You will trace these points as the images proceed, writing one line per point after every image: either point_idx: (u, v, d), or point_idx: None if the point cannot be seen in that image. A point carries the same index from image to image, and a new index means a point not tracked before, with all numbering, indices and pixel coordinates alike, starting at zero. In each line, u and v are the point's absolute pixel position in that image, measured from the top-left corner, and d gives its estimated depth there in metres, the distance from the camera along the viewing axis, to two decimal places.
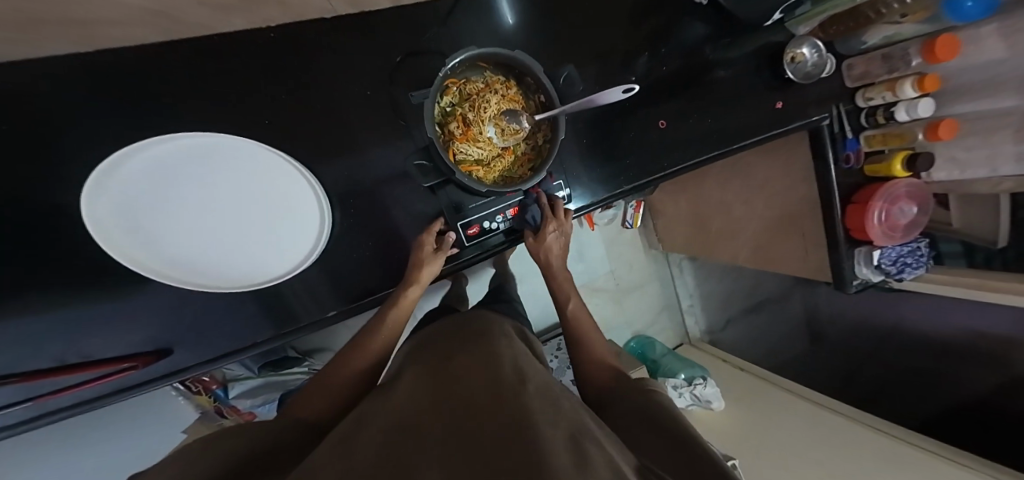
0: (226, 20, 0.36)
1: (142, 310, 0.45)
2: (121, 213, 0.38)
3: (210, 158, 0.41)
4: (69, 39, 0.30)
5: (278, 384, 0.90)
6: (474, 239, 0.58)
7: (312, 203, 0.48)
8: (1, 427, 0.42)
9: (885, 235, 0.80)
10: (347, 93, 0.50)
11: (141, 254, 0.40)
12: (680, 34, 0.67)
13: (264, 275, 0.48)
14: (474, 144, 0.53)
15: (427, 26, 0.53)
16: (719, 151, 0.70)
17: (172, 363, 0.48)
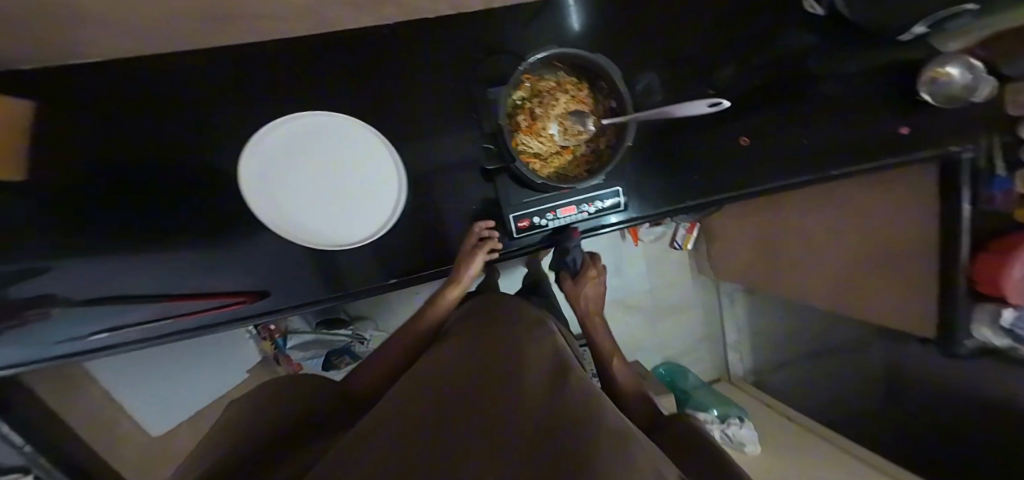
0: (344, 12, 0.41)
1: (250, 255, 0.54)
2: (261, 167, 0.48)
3: (326, 133, 0.50)
4: (228, 22, 0.36)
5: (326, 343, 1.01)
6: (524, 233, 0.59)
7: (393, 178, 0.54)
8: (141, 336, 0.51)
9: None
10: (434, 86, 0.56)
11: (263, 201, 0.49)
12: (780, 44, 0.62)
13: (342, 238, 0.53)
14: (537, 138, 0.53)
15: (511, 29, 0.56)
16: (804, 178, 0.63)
17: (267, 305, 0.55)
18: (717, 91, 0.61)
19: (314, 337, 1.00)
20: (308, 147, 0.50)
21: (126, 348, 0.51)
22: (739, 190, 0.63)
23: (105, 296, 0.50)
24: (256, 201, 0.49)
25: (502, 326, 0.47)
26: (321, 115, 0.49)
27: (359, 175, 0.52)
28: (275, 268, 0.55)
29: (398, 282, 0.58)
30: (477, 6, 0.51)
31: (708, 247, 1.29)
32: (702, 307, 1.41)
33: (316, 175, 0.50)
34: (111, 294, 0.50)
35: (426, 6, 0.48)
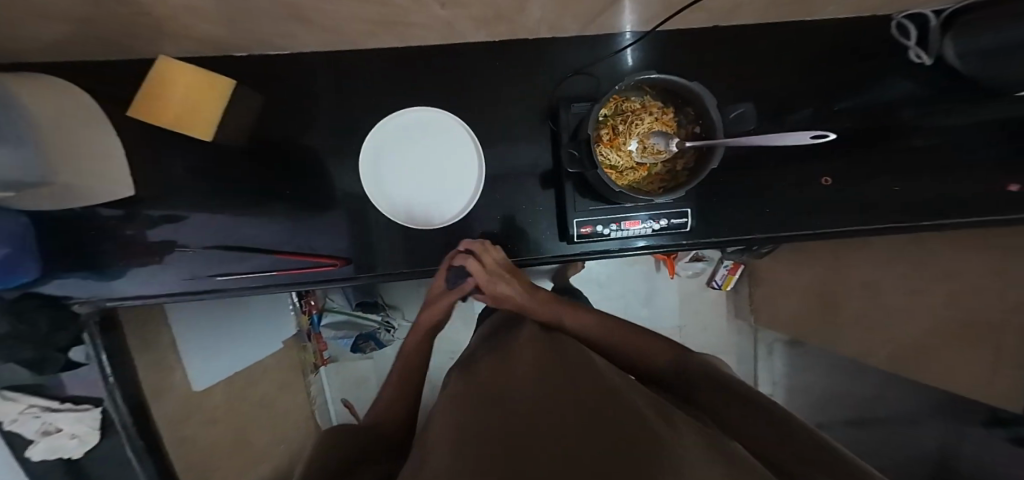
0: (466, 25, 0.47)
1: (343, 226, 0.60)
2: (376, 150, 0.55)
3: (430, 126, 0.56)
4: (375, 23, 0.42)
5: (356, 325, 1.16)
6: (584, 239, 0.60)
7: (475, 175, 0.58)
8: (248, 285, 0.59)
9: None
10: (524, 98, 0.61)
11: (371, 178, 0.56)
12: (868, 91, 0.62)
13: (424, 220, 0.59)
14: (617, 152, 0.54)
15: (598, 57, 0.61)
16: (877, 225, 0.62)
17: (352, 270, 0.61)
18: (794, 127, 0.62)
19: (347, 318, 1.16)
20: (412, 141, 0.56)
21: (232, 291, 0.58)
22: (809, 227, 0.62)
23: (221, 245, 0.59)
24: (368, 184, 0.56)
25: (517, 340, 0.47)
26: (428, 112, 0.55)
27: (449, 170, 0.57)
28: (363, 239, 0.61)
29: (461, 268, 0.63)
30: (576, 30, 0.56)
31: (750, 290, 1.25)
32: (738, 352, 1.30)
33: (417, 161, 0.57)
34: (227, 243, 0.59)
35: (533, 27, 0.53)
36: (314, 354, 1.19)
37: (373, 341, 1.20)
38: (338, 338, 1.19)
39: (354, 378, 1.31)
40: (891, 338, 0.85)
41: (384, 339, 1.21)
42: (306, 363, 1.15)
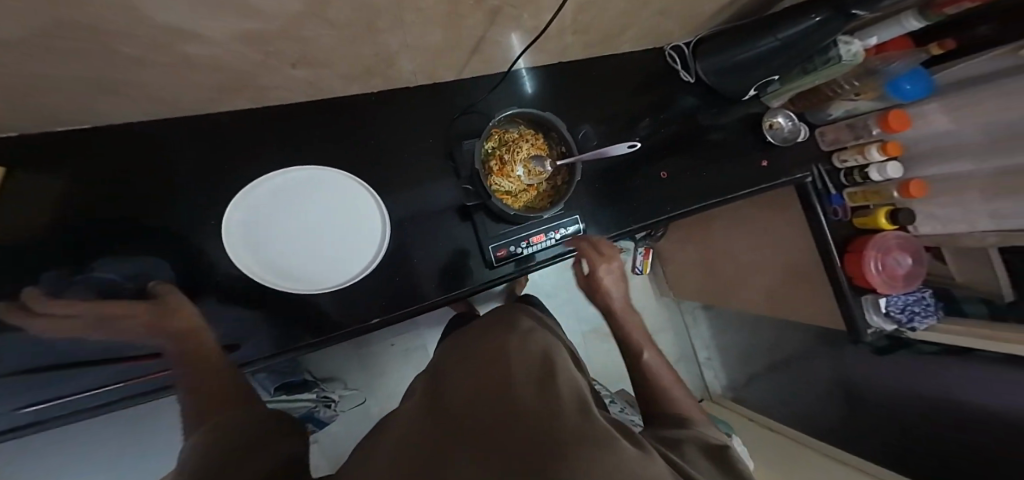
0: (320, 69, 0.48)
1: (224, 309, 0.52)
2: (243, 223, 0.49)
3: (314, 184, 0.53)
4: (216, 77, 0.41)
5: (282, 411, 0.97)
6: (502, 262, 0.65)
7: (376, 224, 0.56)
8: (86, 407, 0.46)
9: (887, 284, 0.86)
10: (416, 137, 0.65)
11: (244, 254, 0.49)
12: (677, 103, 0.82)
13: (324, 285, 0.53)
14: (507, 178, 0.62)
15: (478, 96, 0.69)
16: (718, 198, 0.81)
17: (236, 359, 0.52)
18: (641, 136, 0.79)
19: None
20: (284, 204, 0.51)
21: (57, 422, 0.45)
22: (667, 215, 0.77)
23: (19, 371, 0.43)
24: (243, 261, 0.49)
25: (496, 337, 0.52)
26: (300, 171, 0.52)
27: (342, 225, 0.54)
28: (245, 318, 0.53)
29: (382, 321, 0.59)
30: (452, 76, 0.64)
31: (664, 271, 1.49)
32: (673, 328, 1.56)
33: (301, 226, 0.52)
34: (27, 370, 0.43)
35: (408, 75, 0.59)
36: None
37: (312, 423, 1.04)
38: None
39: None
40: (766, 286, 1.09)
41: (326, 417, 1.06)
42: None
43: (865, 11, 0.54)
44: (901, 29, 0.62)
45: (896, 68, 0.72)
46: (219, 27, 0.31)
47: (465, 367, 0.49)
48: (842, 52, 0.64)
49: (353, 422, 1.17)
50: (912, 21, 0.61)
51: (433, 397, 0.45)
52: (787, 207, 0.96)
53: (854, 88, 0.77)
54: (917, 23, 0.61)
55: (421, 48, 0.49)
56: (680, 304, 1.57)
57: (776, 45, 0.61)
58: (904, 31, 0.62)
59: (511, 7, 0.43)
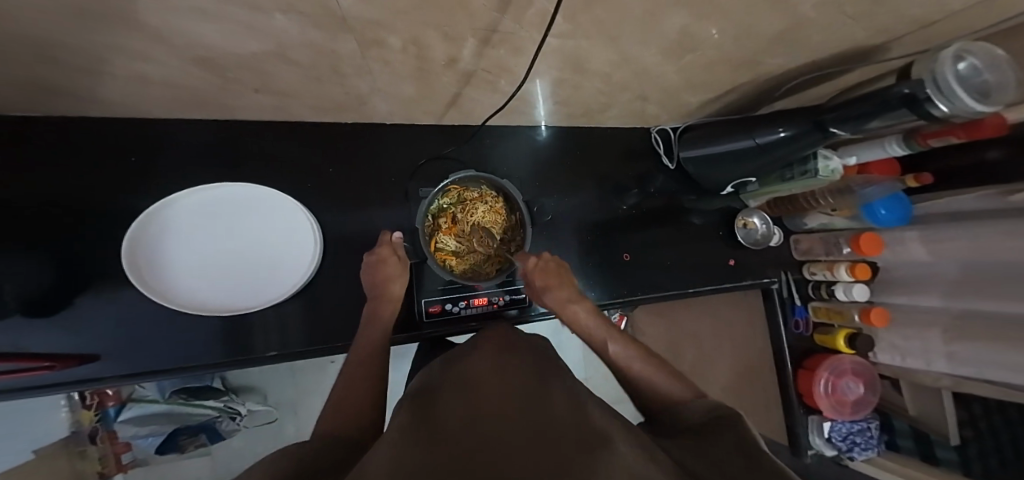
0: (280, 96, 0.48)
1: (129, 311, 0.52)
2: (160, 229, 0.51)
3: (250, 203, 0.56)
4: (159, 87, 0.41)
5: (177, 417, 0.90)
6: (434, 317, 0.65)
7: (305, 253, 0.59)
8: None
9: (834, 409, 0.87)
10: (383, 174, 0.66)
11: (148, 259, 0.50)
12: (655, 183, 0.81)
13: (228, 306, 0.55)
14: (455, 238, 0.63)
15: (455, 143, 0.70)
16: (677, 290, 0.80)
17: (92, 371, 0.51)
18: (617, 211, 0.78)
19: (165, 409, 0.90)
20: (202, 221, 0.53)
21: None
22: (619, 299, 0.76)
23: None
24: (142, 275, 0.49)
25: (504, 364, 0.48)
26: (236, 187, 0.55)
27: (262, 248, 0.57)
28: (134, 326, 0.53)
29: (280, 355, 0.59)
30: (432, 119, 0.64)
31: None
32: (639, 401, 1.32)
33: (228, 239, 0.55)
34: None
35: (380, 111, 0.59)
36: (97, 461, 0.92)
37: (206, 434, 0.97)
38: (138, 437, 0.90)
39: None
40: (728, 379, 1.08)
41: (224, 431, 0.98)
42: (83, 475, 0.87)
43: (847, 132, 0.43)
44: (882, 153, 0.55)
45: (873, 191, 0.66)
46: (170, 48, 0.31)
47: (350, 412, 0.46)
48: (819, 167, 0.53)
49: (262, 439, 1.09)
50: (895, 147, 0.53)
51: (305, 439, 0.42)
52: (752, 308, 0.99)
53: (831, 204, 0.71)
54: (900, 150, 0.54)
55: (399, 96, 0.51)
56: None
57: (751, 148, 0.52)
58: (885, 156, 0.55)
59: (483, 72, 0.45)
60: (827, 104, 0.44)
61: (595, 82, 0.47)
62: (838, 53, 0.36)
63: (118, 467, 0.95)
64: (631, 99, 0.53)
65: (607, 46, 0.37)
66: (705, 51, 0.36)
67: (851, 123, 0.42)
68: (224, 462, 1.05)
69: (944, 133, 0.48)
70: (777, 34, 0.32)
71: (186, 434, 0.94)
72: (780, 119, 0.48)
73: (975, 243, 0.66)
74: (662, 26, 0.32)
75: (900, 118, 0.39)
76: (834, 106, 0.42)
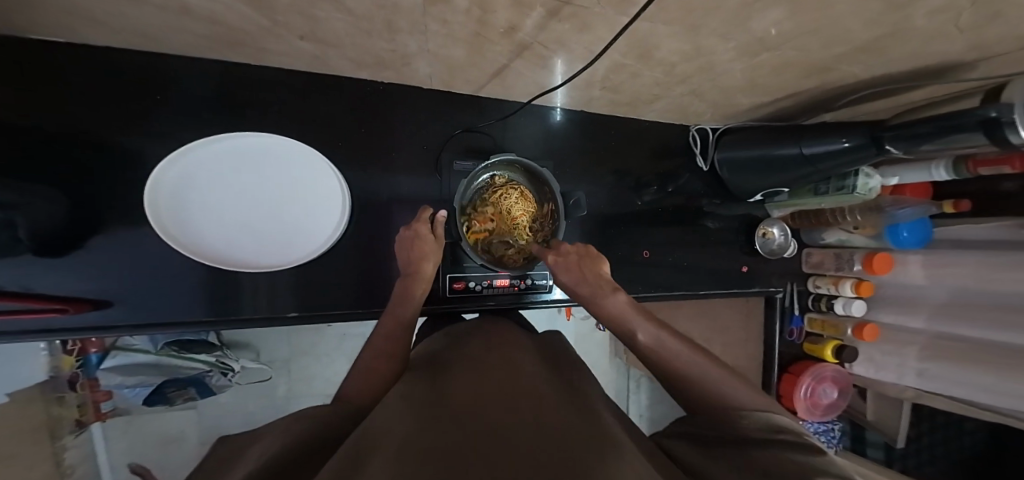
0: (324, 47, 0.46)
1: (148, 260, 0.51)
2: (184, 177, 0.50)
3: (276, 157, 0.55)
4: (198, 20, 0.38)
5: (166, 368, 0.88)
6: (456, 293, 0.66)
7: (333, 215, 0.59)
8: None
9: (809, 410, 0.91)
10: (415, 142, 0.65)
11: (165, 208, 0.49)
12: (680, 181, 0.80)
13: (251, 262, 0.55)
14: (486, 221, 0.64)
15: (488, 117, 0.68)
16: (686, 291, 0.81)
17: (103, 317, 0.50)
18: (638, 206, 0.78)
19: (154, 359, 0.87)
20: (231, 172, 0.53)
21: None
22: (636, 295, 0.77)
23: None
24: (164, 223, 0.49)
25: (515, 347, 0.51)
26: (272, 139, 0.54)
27: (288, 207, 0.56)
28: (149, 276, 0.52)
29: (297, 318, 0.60)
30: (468, 90, 0.63)
31: None
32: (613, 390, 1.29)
33: (252, 196, 0.54)
34: None
35: (420, 76, 0.57)
36: (76, 409, 0.87)
37: (195, 388, 0.95)
38: (123, 387, 0.88)
39: (149, 435, 0.99)
40: None
41: (214, 385, 0.96)
42: (58, 423, 0.83)
43: (903, 150, 0.43)
44: (926, 176, 0.56)
45: (903, 213, 0.68)
46: None
47: (376, 380, 0.48)
48: (859, 184, 0.55)
49: (251, 396, 1.08)
50: (941, 172, 0.55)
51: (333, 402, 0.42)
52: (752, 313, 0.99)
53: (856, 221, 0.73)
54: (945, 174, 0.55)
55: (444, 59, 0.49)
56: (631, 367, 1.30)
57: (796, 158, 0.52)
58: (929, 178, 0.56)
59: (539, 47, 0.42)
60: (889, 120, 0.43)
61: (655, 72, 0.45)
62: (911, 69, 0.36)
63: (98, 415, 0.90)
64: (682, 94, 0.51)
65: (681, 37, 0.34)
66: (786, 50, 0.34)
67: (909, 141, 0.41)
68: (210, 415, 1.04)
69: (997, 162, 0.49)
70: (866, 43, 0.31)
71: (174, 388, 0.91)
72: (843, 130, 0.47)
73: (978, 273, 0.70)
74: (753, 23, 0.29)
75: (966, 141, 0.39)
76: (897, 123, 0.42)
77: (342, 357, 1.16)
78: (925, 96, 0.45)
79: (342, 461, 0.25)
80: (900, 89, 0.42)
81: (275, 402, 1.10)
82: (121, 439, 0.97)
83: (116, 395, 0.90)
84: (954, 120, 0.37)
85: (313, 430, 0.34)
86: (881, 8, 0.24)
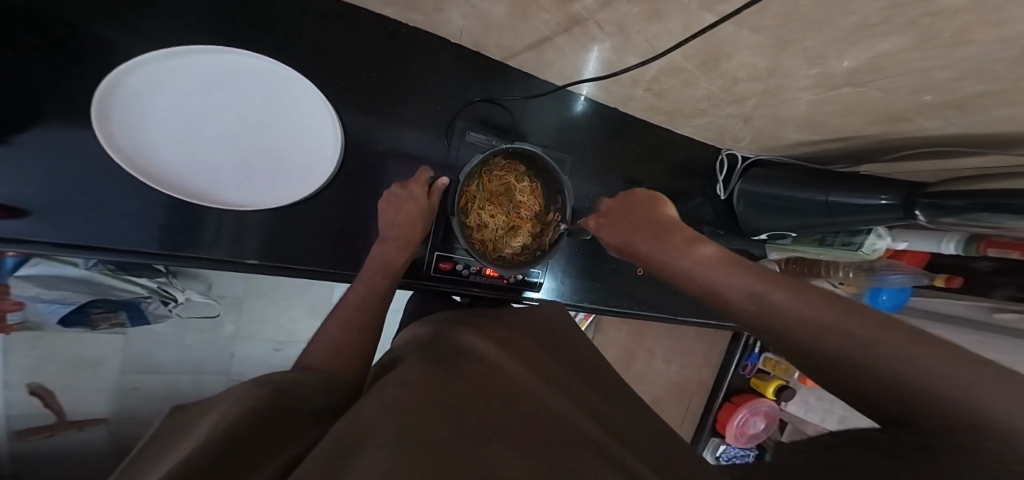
0: None
1: (88, 170, 0.43)
2: (145, 83, 0.41)
3: (268, 83, 0.48)
4: None
5: (98, 289, 0.77)
6: (441, 273, 0.62)
7: (322, 163, 0.53)
8: None
9: (735, 436, 1.11)
10: (429, 101, 0.59)
11: (115, 113, 0.41)
12: (688, 203, 0.78)
13: (217, 198, 0.48)
14: (486, 205, 0.59)
15: (514, 92, 0.63)
16: (666, 314, 0.81)
17: (12, 226, 0.41)
18: None
19: (83, 276, 0.75)
20: (207, 87, 0.44)
21: None
22: (622, 308, 0.77)
23: None
24: (110, 131, 0.41)
25: (519, 338, 0.49)
26: (257, 59, 0.46)
27: (271, 142, 0.50)
28: (82, 189, 0.43)
29: (259, 266, 0.53)
30: (501, 56, 0.57)
31: None
32: None
33: (227, 120, 0.47)
34: None
35: (454, 28, 0.51)
36: None
37: (127, 313, 0.86)
38: (39, 301, 0.76)
39: (63, 356, 0.89)
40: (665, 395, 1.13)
41: (151, 313, 0.88)
42: None
43: (927, 220, 0.43)
44: (935, 248, 0.57)
45: (892, 278, 0.69)
46: None
47: (340, 353, 0.43)
48: (866, 242, 0.57)
49: (192, 330, 0.99)
50: (949, 245, 0.56)
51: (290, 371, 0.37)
52: None
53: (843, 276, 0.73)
54: (952, 248, 0.57)
55: (482, 14, 0.43)
56: None
57: (818, 205, 0.51)
58: (936, 249, 0.57)
59: (593, 26, 0.37)
60: (932, 186, 0.42)
61: (711, 84, 0.41)
62: (979, 134, 0.35)
63: (2, 327, 0.77)
64: (727, 113, 0.48)
65: (764, 51, 0.30)
66: (871, 89, 0.31)
67: (937, 212, 0.41)
68: (141, 345, 0.95)
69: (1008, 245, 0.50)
70: (958, 98, 0.29)
71: (102, 309, 0.82)
72: (880, 187, 0.45)
73: None
74: (855, 51, 0.26)
75: (993, 224, 0.39)
76: (936, 191, 0.41)
77: (300, 312, 1.09)
78: (971, 165, 0.45)
79: (319, 456, 0.22)
80: (956, 154, 0.40)
81: (220, 340, 1.02)
82: (28, 355, 0.87)
83: (30, 306, 0.77)
84: (998, 199, 0.36)
85: (259, 398, 0.29)
86: (1008, 63, 0.22)
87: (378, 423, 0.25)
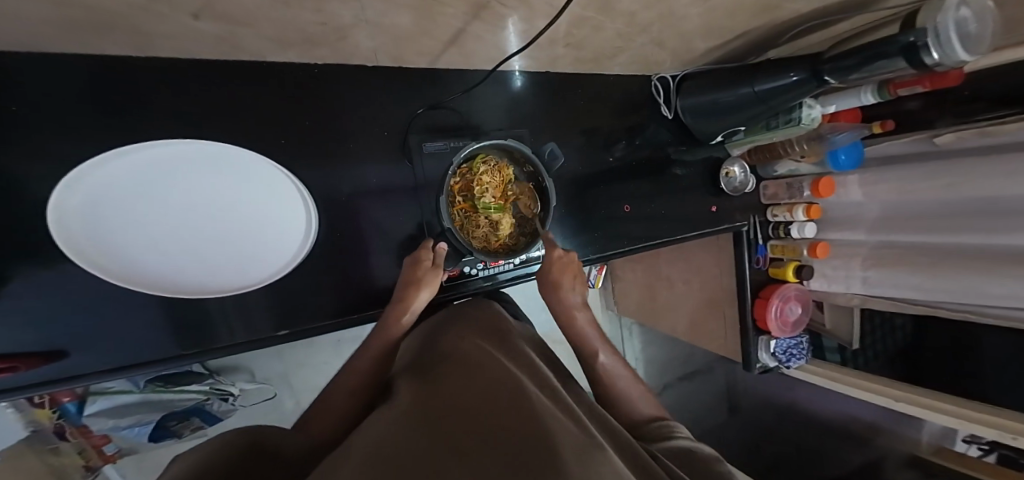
0: (257, 36, 0.42)
1: (103, 300, 0.46)
2: (90, 201, 0.40)
3: (216, 162, 0.48)
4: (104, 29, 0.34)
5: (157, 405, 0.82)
6: (454, 280, 0.67)
7: (296, 230, 0.57)
8: None
9: (780, 328, 1.03)
10: (378, 127, 0.62)
11: (80, 235, 0.41)
12: (648, 134, 0.82)
13: (208, 288, 0.51)
14: (473, 217, 0.66)
15: (451, 90, 0.66)
16: (670, 236, 0.86)
17: (62, 368, 0.46)
18: (609, 164, 0.79)
19: (140, 398, 0.81)
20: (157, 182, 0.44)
21: None
22: (624, 250, 0.81)
23: None
24: (82, 251, 0.41)
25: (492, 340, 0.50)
26: (204, 144, 0.46)
27: (236, 219, 0.51)
28: (105, 315, 0.47)
29: (288, 334, 0.59)
30: (425, 62, 0.60)
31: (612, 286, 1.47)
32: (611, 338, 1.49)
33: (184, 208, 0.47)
34: None
35: (370, 52, 0.54)
36: (78, 455, 0.83)
37: (199, 417, 0.90)
38: (122, 428, 0.82)
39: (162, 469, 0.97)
40: (693, 310, 1.22)
41: (218, 411, 0.91)
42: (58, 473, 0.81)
43: (837, 81, 0.49)
44: (857, 102, 0.62)
45: (839, 138, 0.76)
46: None
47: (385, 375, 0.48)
48: (803, 116, 0.61)
49: (258, 414, 1.05)
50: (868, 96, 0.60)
51: None
52: (722, 249, 1.07)
53: (801, 151, 0.80)
54: (871, 98, 0.61)
55: (389, 30, 0.45)
56: (622, 317, 1.50)
57: (749, 97, 0.55)
58: (858, 104, 0.62)
59: (494, 5, 0.40)
60: (827, 52, 0.48)
61: (616, 23, 0.44)
62: None
63: (104, 457, 0.86)
64: (643, 43, 0.51)
65: None
66: None
67: (845, 72, 0.47)
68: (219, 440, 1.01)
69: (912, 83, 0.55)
70: None
71: (175, 420, 0.87)
72: (790, 65, 0.51)
73: (900, 186, 0.80)
74: None
75: (888, 69, 0.45)
76: (834, 55, 0.47)
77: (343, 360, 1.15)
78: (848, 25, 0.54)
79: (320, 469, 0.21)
80: (838, 18, 0.49)
81: (285, 416, 1.09)
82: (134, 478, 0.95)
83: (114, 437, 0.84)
84: (879, 48, 0.43)
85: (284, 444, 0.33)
86: None
87: (373, 438, 0.23)
